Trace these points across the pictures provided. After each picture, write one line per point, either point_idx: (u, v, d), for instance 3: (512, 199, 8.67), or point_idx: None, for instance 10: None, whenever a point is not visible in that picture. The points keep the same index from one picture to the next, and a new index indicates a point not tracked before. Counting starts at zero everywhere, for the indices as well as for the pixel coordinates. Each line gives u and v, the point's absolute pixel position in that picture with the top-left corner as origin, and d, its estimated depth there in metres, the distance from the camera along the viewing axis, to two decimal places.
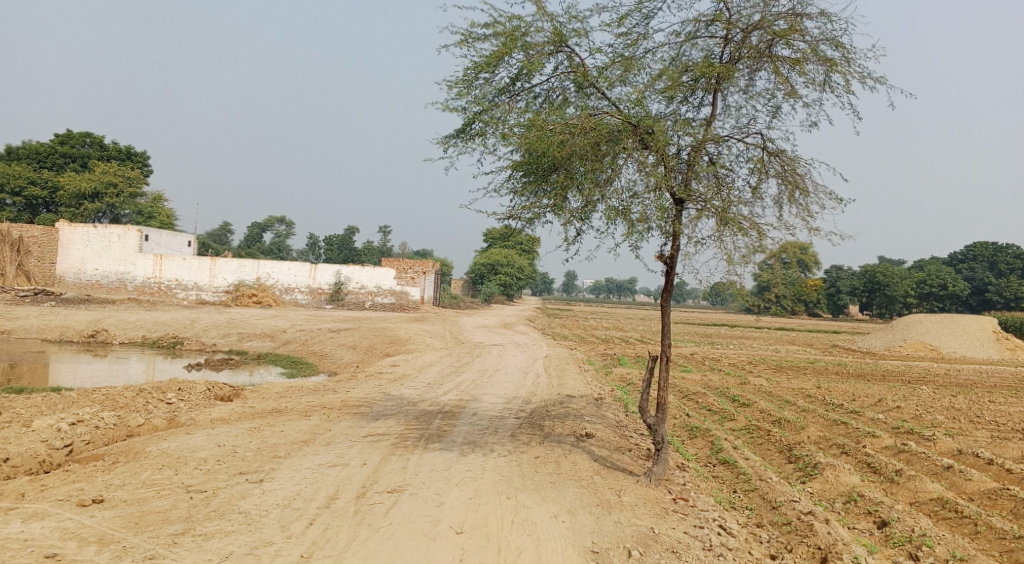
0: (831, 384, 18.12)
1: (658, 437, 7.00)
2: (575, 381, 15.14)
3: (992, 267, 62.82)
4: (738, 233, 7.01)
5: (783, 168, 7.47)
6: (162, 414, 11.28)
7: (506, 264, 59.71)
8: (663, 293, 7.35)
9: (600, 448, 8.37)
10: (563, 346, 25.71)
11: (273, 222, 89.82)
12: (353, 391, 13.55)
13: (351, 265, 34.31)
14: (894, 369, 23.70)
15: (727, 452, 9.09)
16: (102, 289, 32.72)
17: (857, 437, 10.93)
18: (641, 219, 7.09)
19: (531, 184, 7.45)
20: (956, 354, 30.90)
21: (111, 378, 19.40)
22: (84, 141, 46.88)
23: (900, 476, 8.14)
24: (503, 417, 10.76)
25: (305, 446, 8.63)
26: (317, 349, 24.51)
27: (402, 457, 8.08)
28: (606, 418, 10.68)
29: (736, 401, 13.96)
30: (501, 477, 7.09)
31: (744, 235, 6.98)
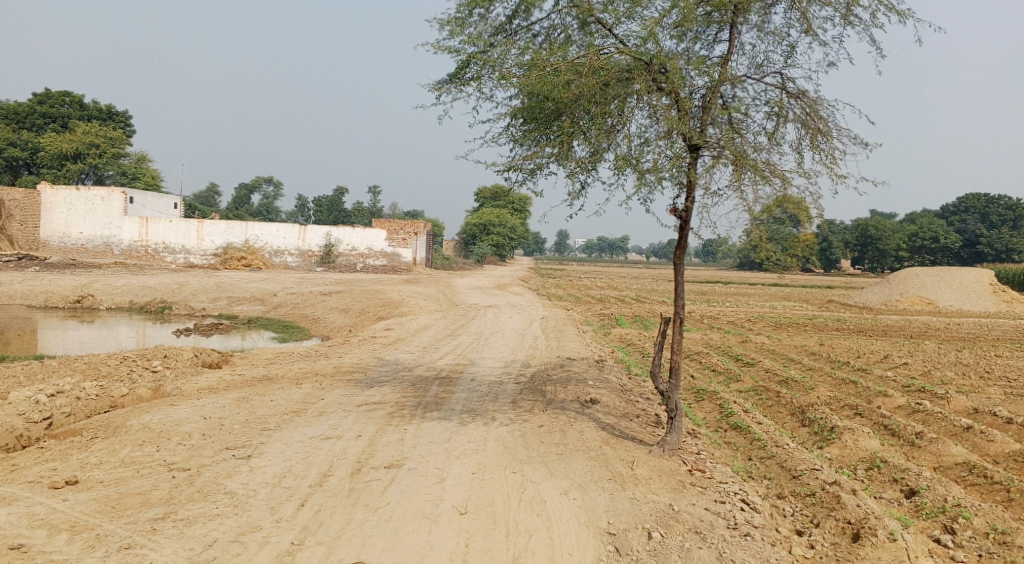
0: (833, 341, 17.83)
1: (671, 404, 6.56)
2: (574, 342, 14.74)
3: (984, 220, 62.47)
4: (760, 181, 6.47)
5: (806, 111, 6.88)
6: (147, 383, 10.80)
7: (499, 224, 58.98)
8: (676, 249, 6.84)
9: (606, 415, 7.97)
10: (559, 306, 25.30)
11: (261, 183, 88.50)
12: (346, 357, 13.10)
13: (340, 226, 33.74)
14: (894, 324, 23.43)
15: (738, 416, 8.70)
16: (88, 254, 31.96)
17: (869, 397, 10.60)
18: (654, 167, 6.53)
19: (533, 130, 6.87)
20: (953, 307, 30.73)
21: (99, 344, 18.91)
22: (64, 101, 45.53)
23: (921, 439, 7.79)
24: (502, 382, 10.34)
25: (295, 417, 8.18)
26: (308, 313, 23.99)
27: (398, 428, 7.65)
28: (609, 381, 10.28)
29: (740, 361, 13.60)
30: (505, 449, 6.65)
31: (766, 183, 6.43)
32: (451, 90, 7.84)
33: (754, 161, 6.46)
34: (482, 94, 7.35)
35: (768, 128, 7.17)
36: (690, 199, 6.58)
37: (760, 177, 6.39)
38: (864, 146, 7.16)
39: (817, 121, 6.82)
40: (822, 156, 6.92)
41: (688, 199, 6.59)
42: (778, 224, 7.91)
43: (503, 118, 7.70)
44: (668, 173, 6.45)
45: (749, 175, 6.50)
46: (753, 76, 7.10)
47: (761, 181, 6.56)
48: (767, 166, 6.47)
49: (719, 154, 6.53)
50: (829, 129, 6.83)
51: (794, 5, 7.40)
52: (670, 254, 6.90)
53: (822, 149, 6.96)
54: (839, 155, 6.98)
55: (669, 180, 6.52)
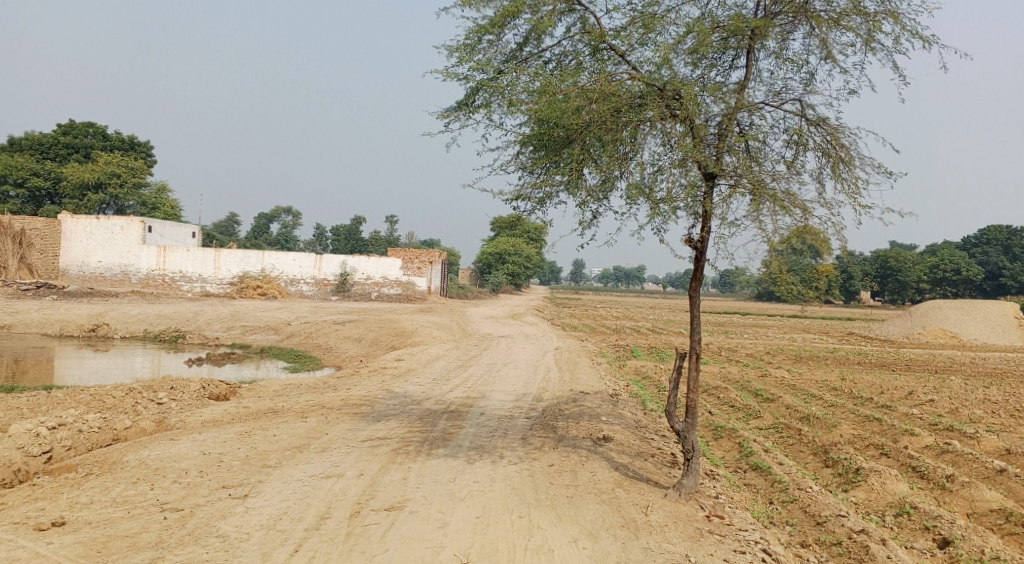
0: (855, 375, 17.34)
1: (687, 445, 6.22)
2: (588, 375, 14.41)
3: (1006, 251, 61.36)
4: (781, 211, 6.20)
5: (826, 138, 6.63)
6: (151, 415, 10.60)
7: (514, 253, 58.89)
8: (692, 281, 6.57)
9: (620, 455, 7.63)
10: (573, 337, 24.95)
11: (279, 212, 89.42)
12: (355, 389, 12.85)
13: (355, 255, 33.78)
14: (917, 358, 22.84)
15: (758, 456, 8.32)
16: (106, 282, 32.17)
17: (894, 436, 10.16)
18: (669, 196, 6.29)
19: (543, 157, 6.68)
20: (978, 341, 29.99)
21: (112, 373, 18.84)
22: (87, 132, 46.33)
23: (952, 482, 7.37)
24: (512, 417, 10.03)
25: (297, 453, 7.93)
26: (321, 342, 23.84)
27: (402, 466, 7.37)
28: (623, 417, 9.93)
29: (760, 396, 13.17)
30: (512, 491, 6.34)
31: (788, 213, 6.16)
32: (460, 117, 7.69)
33: (775, 190, 6.20)
34: (491, 121, 7.19)
35: (788, 156, 6.94)
36: (705, 230, 6.32)
37: (781, 207, 6.12)
38: (889, 175, 6.90)
39: (839, 148, 6.57)
40: (845, 185, 6.66)
41: (704, 230, 6.33)
42: (797, 255, 7.62)
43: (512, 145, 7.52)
44: (683, 202, 6.20)
45: (769, 205, 6.23)
46: (772, 103, 6.89)
47: (782, 211, 6.29)
48: (789, 196, 6.21)
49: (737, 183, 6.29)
50: (852, 157, 6.58)
51: (812, 31, 7.22)
52: (686, 286, 6.63)
53: (844, 178, 6.71)
54: (862, 184, 6.72)
55: (685, 210, 6.26)
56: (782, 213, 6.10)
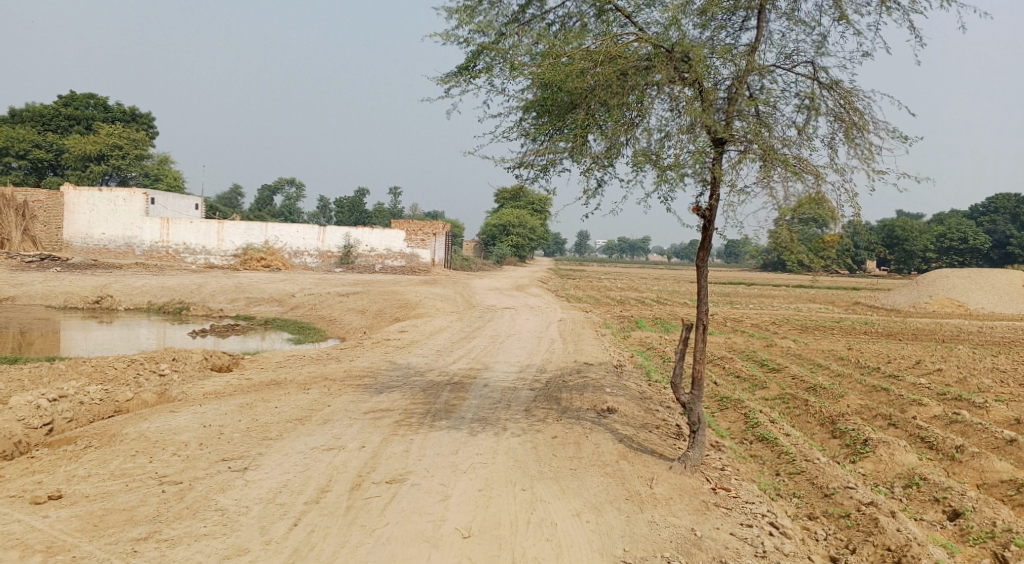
0: (862, 345, 17.18)
1: (693, 417, 6.09)
2: (592, 346, 14.29)
3: (1014, 220, 60.63)
4: (793, 177, 5.98)
5: (839, 102, 6.39)
6: (153, 388, 10.54)
7: (518, 224, 58.57)
8: (699, 251, 6.40)
9: (624, 426, 7.53)
10: (578, 308, 24.83)
11: (283, 184, 89.11)
12: (357, 360, 12.77)
13: (359, 227, 33.54)
14: (924, 327, 22.66)
15: (764, 427, 8.21)
16: (110, 254, 32.12)
17: (902, 406, 10.04)
18: (677, 163, 6.07)
19: (546, 123, 6.47)
20: (985, 310, 29.78)
21: (118, 345, 18.85)
22: (88, 103, 45.98)
23: (962, 453, 7.25)
24: (516, 388, 9.93)
25: (298, 425, 7.85)
26: (325, 314, 23.78)
27: (404, 438, 7.28)
28: (628, 388, 9.82)
29: (765, 366, 13.05)
30: (515, 464, 6.25)
31: (800, 179, 5.94)
32: (460, 82, 7.46)
33: (786, 156, 5.97)
34: (492, 86, 6.95)
35: (799, 121, 6.70)
36: (714, 197, 6.12)
37: (792, 173, 5.90)
38: (905, 140, 6.66)
39: (853, 112, 6.33)
40: (858, 150, 6.43)
41: (713, 197, 6.13)
42: (807, 224, 7.42)
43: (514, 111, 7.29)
44: (690, 169, 5.99)
45: (781, 171, 6.01)
46: (783, 66, 6.64)
47: (794, 178, 6.07)
48: (801, 162, 5.98)
49: (747, 149, 6.07)
50: (866, 122, 6.35)
51: None
52: (693, 256, 6.45)
53: (857, 143, 6.47)
54: (877, 150, 6.48)
55: (693, 177, 6.05)
56: (794, 179, 5.88)
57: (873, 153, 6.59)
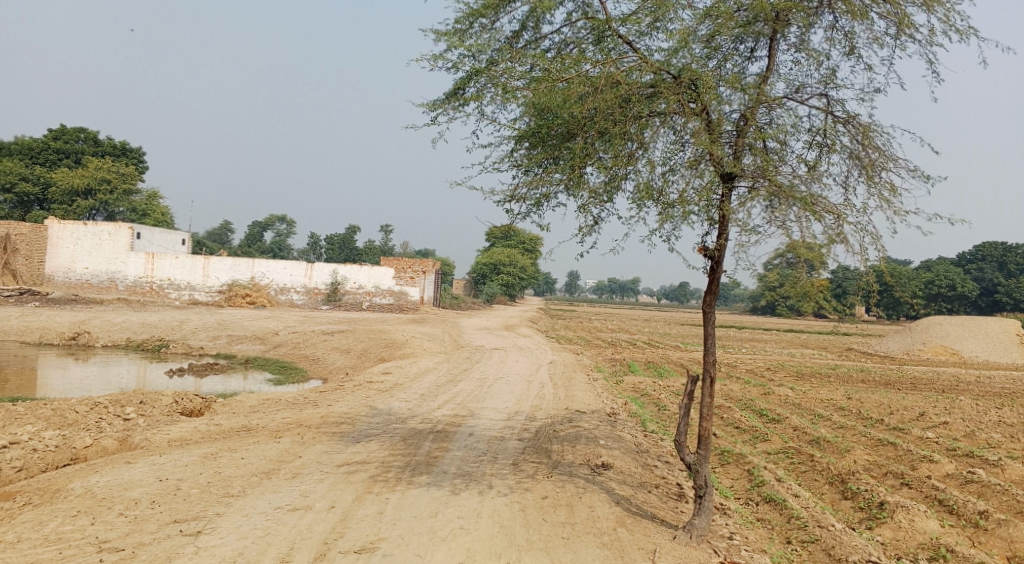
0: (861, 394, 16.67)
1: (700, 480, 5.51)
2: (583, 392, 13.69)
3: (1000, 267, 60.63)
4: (811, 216, 5.48)
5: (856, 137, 5.97)
6: (115, 433, 9.83)
7: (508, 264, 58.24)
8: (707, 295, 5.89)
9: (621, 485, 6.92)
10: (568, 350, 24.23)
11: (273, 221, 88.79)
12: (336, 405, 12.09)
13: (347, 264, 32.96)
14: (921, 375, 22.22)
15: (771, 486, 7.63)
16: (92, 289, 31.33)
17: (912, 462, 9.48)
18: (685, 197, 5.59)
19: (542, 152, 6.03)
20: (979, 358, 29.40)
21: (95, 383, 18.07)
22: (78, 137, 45.69)
23: (986, 519, 6.70)
24: (503, 439, 9.29)
25: (265, 480, 7.21)
26: (308, 353, 23.07)
27: (379, 497, 6.64)
28: (623, 440, 9.21)
29: (765, 416, 12.48)
30: (500, 531, 5.65)
31: (819, 219, 5.45)
32: (448, 109, 7.04)
33: (803, 193, 5.50)
34: (483, 112, 6.52)
35: (813, 157, 6.27)
36: (722, 236, 5.63)
37: (811, 211, 5.42)
38: (927, 181, 6.24)
39: (873, 147, 5.89)
40: (876, 190, 5.99)
41: (722, 236, 5.64)
42: (815, 266, 6.93)
43: (506, 139, 6.85)
44: (699, 203, 5.51)
45: (798, 208, 5.51)
46: (795, 97, 6.25)
47: (811, 217, 5.59)
48: (821, 200, 5.50)
49: (759, 185, 5.61)
50: (885, 158, 5.91)
51: (838, 20, 6.58)
52: (700, 300, 5.95)
53: (875, 182, 6.03)
54: (898, 189, 6.04)
55: (700, 213, 5.58)
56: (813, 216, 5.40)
57: (892, 192, 6.14)
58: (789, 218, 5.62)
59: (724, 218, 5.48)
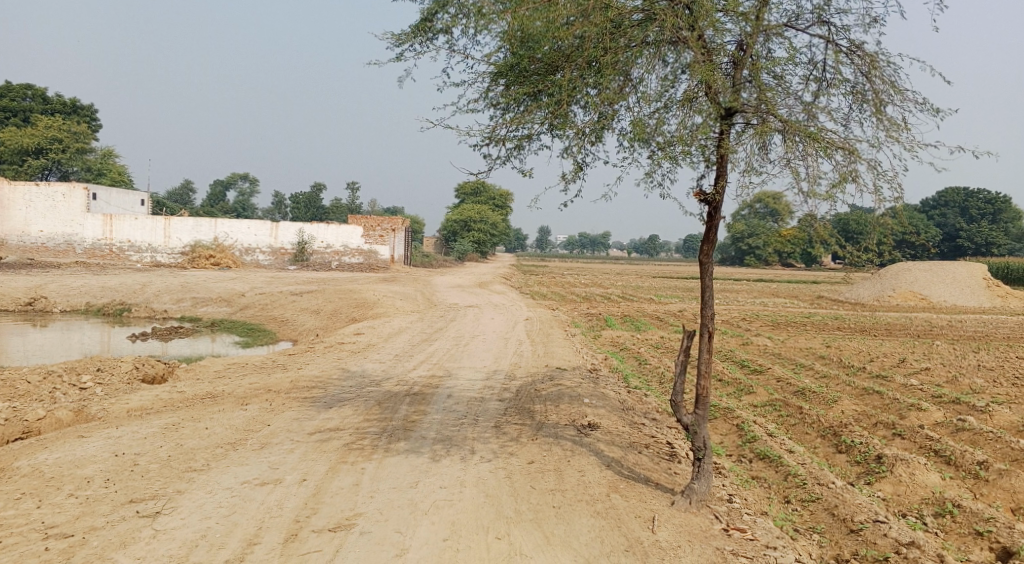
0: (840, 342, 16.60)
1: (699, 442, 5.19)
2: (563, 348, 13.33)
3: (964, 213, 61.14)
4: (820, 153, 5.03)
5: (863, 68, 5.50)
6: (69, 404, 9.19)
7: (479, 220, 57.59)
8: (704, 244, 5.46)
9: (610, 446, 6.59)
10: (543, 305, 23.90)
11: (237, 179, 86.42)
12: (307, 368, 11.56)
13: (314, 223, 32.01)
14: (895, 321, 22.33)
15: (763, 442, 7.36)
16: (49, 253, 30.03)
17: (899, 411, 9.34)
18: (683, 134, 5.12)
19: (524, 87, 5.50)
20: (947, 303, 29.77)
21: (54, 350, 17.27)
22: (25, 94, 43.43)
23: (986, 470, 6.53)
24: (483, 400, 8.90)
25: (231, 452, 6.72)
26: (277, 314, 22.39)
27: (354, 468, 6.20)
28: (607, 398, 8.88)
29: (747, 368, 12.27)
30: (486, 501, 5.26)
31: (830, 155, 5.01)
32: (416, 44, 6.40)
33: (812, 128, 5.06)
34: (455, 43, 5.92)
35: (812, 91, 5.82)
36: (722, 178, 5.18)
37: (821, 147, 4.99)
38: (934, 116, 5.84)
39: (881, 78, 5.43)
40: (883, 125, 5.55)
41: (721, 177, 5.18)
42: (783, 216, 6.65)
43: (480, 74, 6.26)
44: (697, 139, 5.04)
45: (807, 144, 5.06)
46: (795, 26, 5.75)
47: (819, 154, 5.14)
48: (830, 136, 5.07)
49: (763, 119, 5.16)
50: (893, 91, 5.47)
51: None
52: (696, 250, 5.51)
53: (883, 117, 5.59)
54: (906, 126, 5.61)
55: (697, 153, 5.12)
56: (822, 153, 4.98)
57: (900, 128, 5.71)
58: (795, 156, 5.18)
59: (725, 156, 5.02)
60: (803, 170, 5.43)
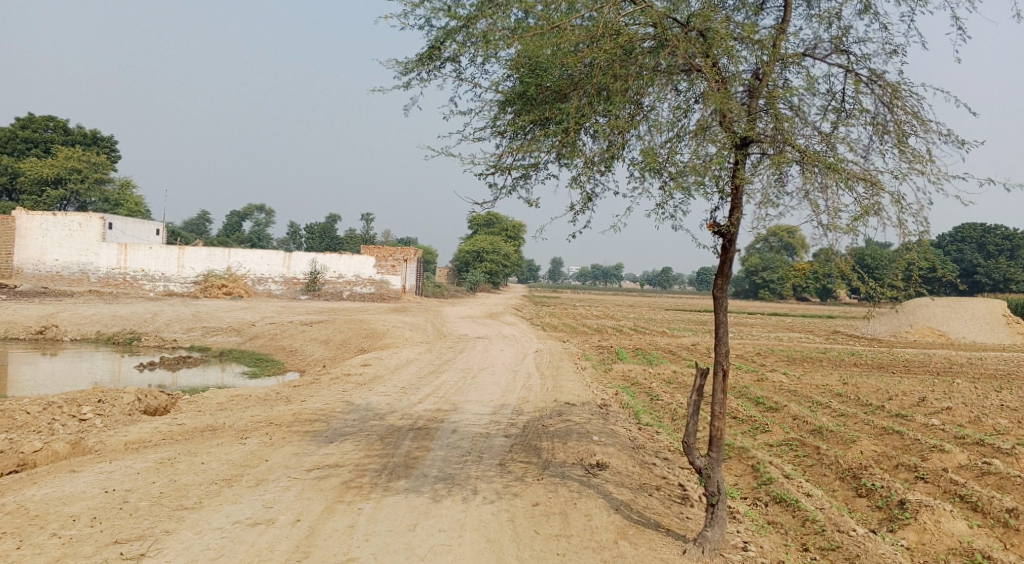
0: (857, 379, 16.19)
1: (712, 487, 4.90)
2: (572, 382, 13.04)
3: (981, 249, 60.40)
4: (840, 184, 4.83)
5: (885, 98, 5.34)
6: (67, 436, 9.01)
7: (492, 251, 57.61)
8: (719, 278, 5.24)
9: (619, 487, 6.30)
10: (554, 337, 23.62)
11: (252, 210, 87.32)
12: (311, 400, 11.35)
13: (326, 253, 32.05)
14: (913, 358, 21.85)
15: (779, 484, 7.04)
16: (63, 281, 30.20)
17: (921, 453, 8.97)
18: (695, 163, 4.94)
19: (532, 115, 5.36)
20: (966, 340, 29.19)
21: (63, 378, 17.19)
22: (47, 125, 44.20)
23: (1016, 519, 6.18)
24: (488, 436, 8.63)
25: (225, 489, 6.49)
26: (286, 344, 22.26)
27: (351, 508, 5.95)
28: (616, 436, 8.59)
29: (762, 405, 11.93)
30: (486, 547, 5.00)
31: (851, 186, 4.82)
32: (422, 72, 6.29)
33: (831, 159, 4.88)
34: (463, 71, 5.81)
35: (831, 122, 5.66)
36: (737, 209, 4.98)
37: (842, 178, 4.80)
38: (958, 149, 5.65)
39: (903, 108, 5.26)
40: (906, 156, 5.36)
41: (736, 208, 4.99)
42: (798, 251, 6.26)
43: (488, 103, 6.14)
44: (711, 169, 4.86)
45: (827, 175, 4.87)
46: (812, 55, 5.61)
47: (839, 186, 4.94)
48: (851, 166, 4.88)
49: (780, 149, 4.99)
50: (916, 122, 5.30)
51: None
52: (709, 284, 5.30)
53: (905, 148, 5.40)
54: (930, 157, 5.42)
55: (711, 183, 4.93)
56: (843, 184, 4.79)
57: (923, 160, 5.52)
58: (814, 187, 4.99)
59: (740, 186, 4.83)
60: (822, 202, 5.23)
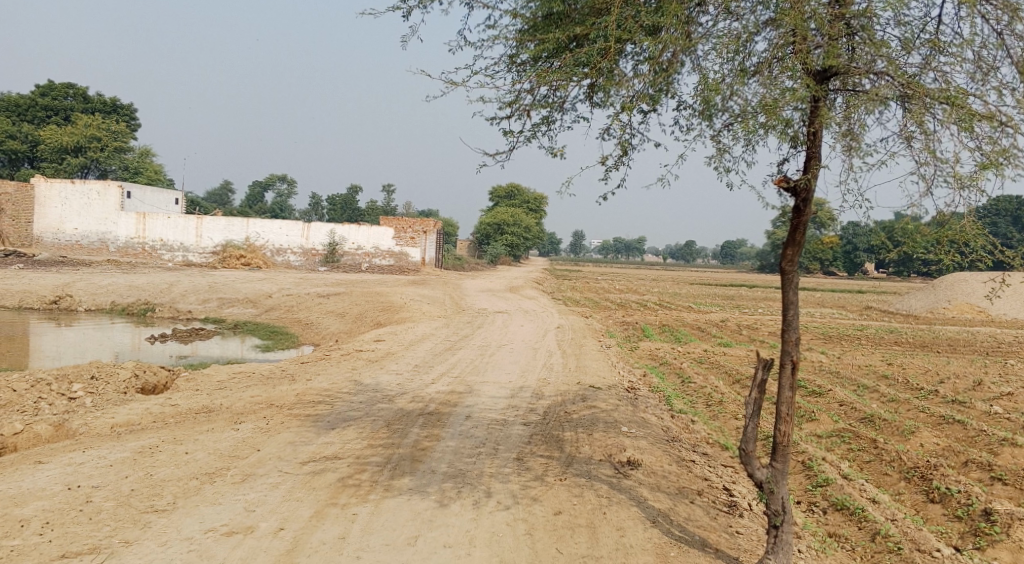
0: (902, 359, 15.10)
1: (774, 505, 4.04)
2: (597, 362, 12.15)
3: None
4: (964, 125, 3.88)
5: (1008, 19, 4.35)
6: (52, 417, 8.30)
7: (513, 224, 56.61)
8: (787, 247, 4.33)
9: (656, 494, 5.44)
10: (576, 312, 22.70)
11: (274, 181, 87.03)
12: (317, 379, 10.58)
13: (345, 224, 31.24)
14: (957, 336, 20.62)
15: (838, 486, 6.13)
16: (82, 251, 29.83)
17: (990, 447, 7.94)
18: (766, 96, 4.09)
19: (561, 34, 4.53)
20: (1008, 316, 27.74)
21: (78, 348, 16.73)
22: (67, 93, 43.68)
23: None
24: (505, 423, 7.78)
25: (206, 486, 5.72)
26: (301, 317, 21.61)
27: (344, 513, 5.15)
28: (649, 426, 7.69)
29: (804, 389, 10.94)
30: None
31: (976, 127, 3.88)
32: None
33: (949, 94, 3.93)
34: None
35: (942, 52, 4.61)
36: (816, 157, 4.13)
37: (965, 117, 3.90)
38: None
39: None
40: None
41: (815, 156, 4.12)
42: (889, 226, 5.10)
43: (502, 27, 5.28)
44: (787, 104, 4.01)
45: (942, 112, 3.95)
46: None
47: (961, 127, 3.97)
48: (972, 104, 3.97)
49: (877, 83, 4.12)
50: None
51: None
52: (776, 256, 4.39)
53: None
54: None
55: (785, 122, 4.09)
56: (963, 124, 3.90)
57: None
58: (919, 131, 4.08)
59: (822, 126, 3.98)
60: (931, 150, 4.27)
